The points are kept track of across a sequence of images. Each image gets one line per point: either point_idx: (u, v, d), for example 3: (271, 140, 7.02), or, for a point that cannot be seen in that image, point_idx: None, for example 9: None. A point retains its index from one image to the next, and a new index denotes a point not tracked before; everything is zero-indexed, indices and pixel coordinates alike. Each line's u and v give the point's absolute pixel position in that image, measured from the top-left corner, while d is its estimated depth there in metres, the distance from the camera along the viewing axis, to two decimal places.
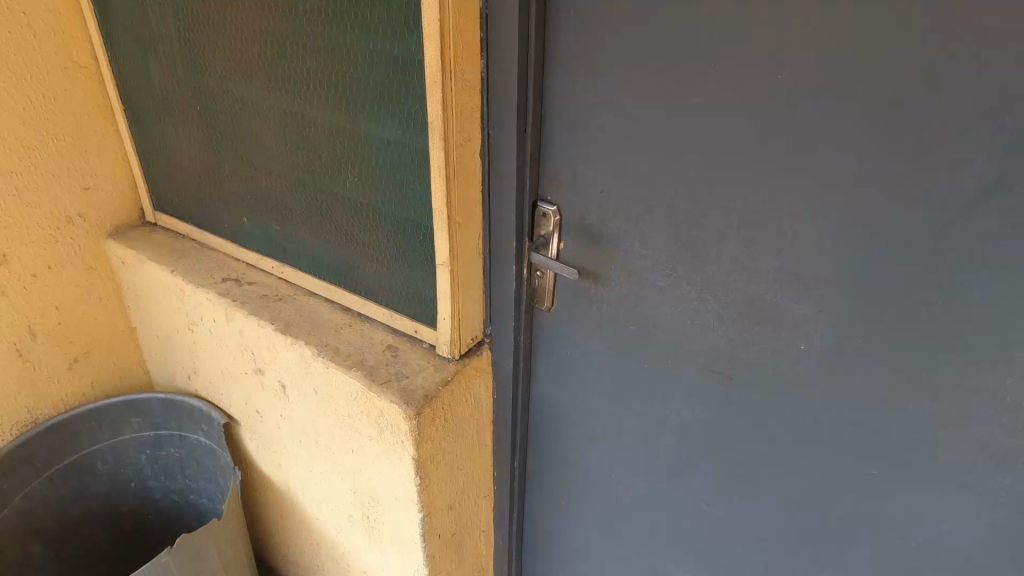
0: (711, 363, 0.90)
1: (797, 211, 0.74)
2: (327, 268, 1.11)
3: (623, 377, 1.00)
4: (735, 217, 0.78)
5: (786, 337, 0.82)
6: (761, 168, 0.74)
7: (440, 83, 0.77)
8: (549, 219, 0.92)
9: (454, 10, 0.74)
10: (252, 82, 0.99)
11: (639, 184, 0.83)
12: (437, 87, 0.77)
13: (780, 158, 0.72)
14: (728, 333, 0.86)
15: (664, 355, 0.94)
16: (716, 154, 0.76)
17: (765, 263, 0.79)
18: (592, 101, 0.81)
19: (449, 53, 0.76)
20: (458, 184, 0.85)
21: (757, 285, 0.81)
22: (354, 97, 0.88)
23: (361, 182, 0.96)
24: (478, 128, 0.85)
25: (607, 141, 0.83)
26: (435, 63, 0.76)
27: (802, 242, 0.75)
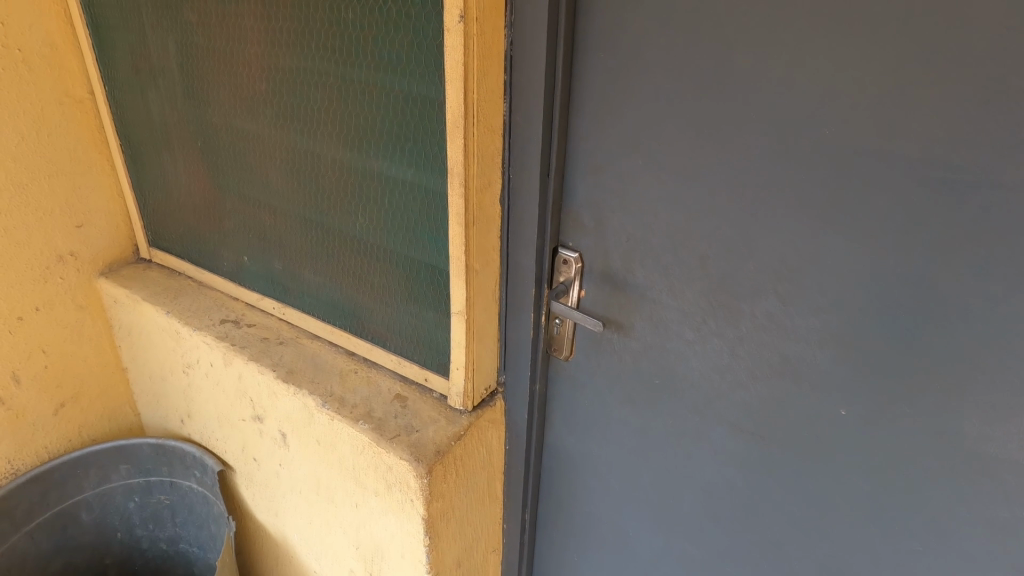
0: (742, 422, 0.85)
1: (839, 270, 0.70)
2: (333, 309, 1.06)
3: (646, 432, 0.95)
4: (770, 270, 0.75)
5: (824, 399, 0.77)
6: (800, 222, 0.70)
7: (463, 127, 0.72)
8: (570, 265, 0.87)
9: (478, 52, 0.70)
10: (257, 117, 0.94)
11: (668, 234, 0.79)
12: (458, 131, 0.73)
13: (821, 214, 0.69)
14: (760, 390, 0.82)
15: (691, 412, 0.89)
16: (752, 207, 0.73)
17: (802, 319, 0.75)
18: (621, 148, 0.78)
19: (472, 96, 0.72)
20: (477, 231, 0.80)
21: (794, 345, 0.77)
22: (367, 137, 0.84)
23: (372, 225, 0.92)
24: (499, 172, 0.81)
25: (635, 188, 0.79)
26: (457, 107, 0.71)
27: (844, 300, 0.71)
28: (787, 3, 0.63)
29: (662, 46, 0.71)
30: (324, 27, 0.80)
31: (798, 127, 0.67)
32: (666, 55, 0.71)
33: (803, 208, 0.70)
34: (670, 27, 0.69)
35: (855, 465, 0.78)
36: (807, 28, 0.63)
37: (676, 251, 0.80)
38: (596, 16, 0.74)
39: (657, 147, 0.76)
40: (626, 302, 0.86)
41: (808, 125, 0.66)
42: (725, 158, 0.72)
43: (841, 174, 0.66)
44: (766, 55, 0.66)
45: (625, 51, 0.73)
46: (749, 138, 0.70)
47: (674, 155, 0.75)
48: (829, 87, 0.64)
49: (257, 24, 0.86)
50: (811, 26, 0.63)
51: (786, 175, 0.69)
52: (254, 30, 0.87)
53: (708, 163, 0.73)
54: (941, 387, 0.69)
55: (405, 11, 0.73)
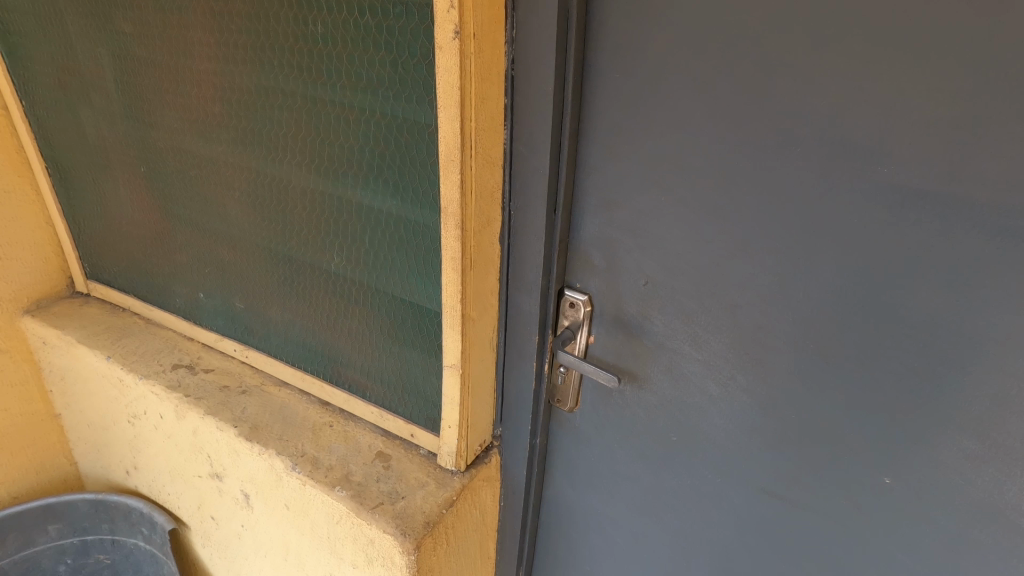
0: (769, 483, 0.76)
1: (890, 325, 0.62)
2: (304, 353, 0.93)
3: (658, 490, 0.85)
4: (810, 322, 0.66)
5: (864, 464, 0.69)
6: (848, 271, 0.62)
7: (459, 161, 0.61)
8: (577, 309, 0.77)
9: (478, 73, 0.59)
10: (210, 139, 0.81)
11: (693, 278, 0.70)
12: (454, 167, 0.61)
13: (872, 263, 0.60)
14: (792, 450, 0.73)
15: (711, 471, 0.80)
16: (791, 252, 0.64)
17: (845, 378, 0.66)
18: (639, 182, 0.68)
19: (472, 125, 0.60)
20: (475, 276, 0.69)
21: (833, 404, 0.68)
22: (343, 165, 0.72)
23: (350, 265, 0.80)
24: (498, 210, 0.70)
25: (655, 227, 0.69)
26: (453, 139, 0.60)
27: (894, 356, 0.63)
28: (840, 25, 0.54)
29: (689, 69, 0.61)
30: (289, 41, 0.68)
31: (850, 166, 0.58)
32: (694, 81, 0.61)
33: (852, 255, 0.61)
34: (699, 48, 0.60)
35: (898, 536, 0.70)
36: (863, 54, 0.54)
37: (700, 297, 0.70)
38: (611, 32, 0.63)
39: (682, 183, 0.66)
40: (639, 351, 0.77)
41: (861, 163, 0.57)
42: (761, 197, 0.63)
43: (898, 219, 0.58)
44: (813, 83, 0.57)
45: (646, 73, 0.63)
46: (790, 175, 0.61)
47: (701, 192, 0.65)
48: (887, 121, 0.55)
49: (209, 35, 0.73)
50: (868, 52, 0.54)
51: (833, 218, 0.60)
52: (203, 39, 0.74)
53: (741, 202, 0.64)
54: (1006, 460, 0.61)
55: (385, 25, 0.61)
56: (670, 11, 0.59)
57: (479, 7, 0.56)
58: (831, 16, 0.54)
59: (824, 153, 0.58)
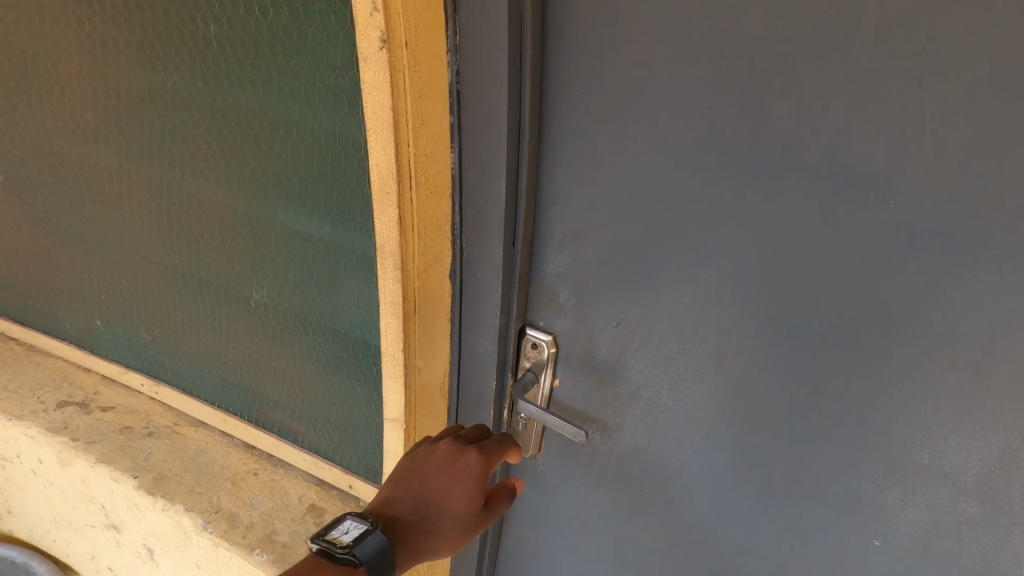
0: (755, 545, 0.66)
1: (896, 383, 0.52)
2: (224, 392, 0.80)
3: (626, 547, 0.75)
4: (802, 375, 0.57)
5: (859, 531, 0.59)
6: (849, 327, 0.53)
7: (397, 194, 0.50)
8: (540, 350, 0.67)
9: (414, 89, 0.47)
10: (94, 146, 0.67)
11: (671, 322, 0.60)
12: (390, 200, 0.50)
13: (878, 315, 0.51)
14: (777, 514, 0.63)
15: (686, 530, 0.69)
16: (784, 297, 0.54)
17: (842, 441, 0.57)
18: (610, 210, 0.57)
19: (411, 152, 0.49)
20: (421, 322, 0.58)
21: (824, 466, 0.59)
22: (255, 184, 0.59)
23: (271, 298, 0.67)
24: (447, 245, 0.59)
25: (628, 262, 0.59)
26: (389, 169, 0.49)
27: (898, 428, 0.54)
28: (851, 36, 0.44)
29: (669, 79, 0.50)
30: (180, 38, 0.55)
31: (858, 206, 0.48)
32: (674, 94, 0.51)
33: (857, 308, 0.52)
34: (680, 54, 0.49)
35: None
36: (877, 73, 0.44)
37: (679, 344, 0.61)
38: (576, 31, 0.52)
39: (660, 214, 0.56)
40: (608, 398, 0.67)
41: (872, 203, 0.48)
42: (753, 237, 0.53)
43: (913, 271, 0.48)
44: (816, 105, 0.47)
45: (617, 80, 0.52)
46: (786, 212, 0.51)
47: (682, 226, 0.55)
48: (903, 156, 0.46)
49: (87, 26, 0.60)
50: (883, 70, 0.44)
51: (836, 264, 0.51)
52: (77, 29, 0.61)
53: (728, 239, 0.54)
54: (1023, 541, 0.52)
55: (297, 26, 0.49)
56: (646, 8, 0.49)
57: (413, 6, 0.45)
58: (840, 24, 0.44)
59: (826, 189, 0.49)
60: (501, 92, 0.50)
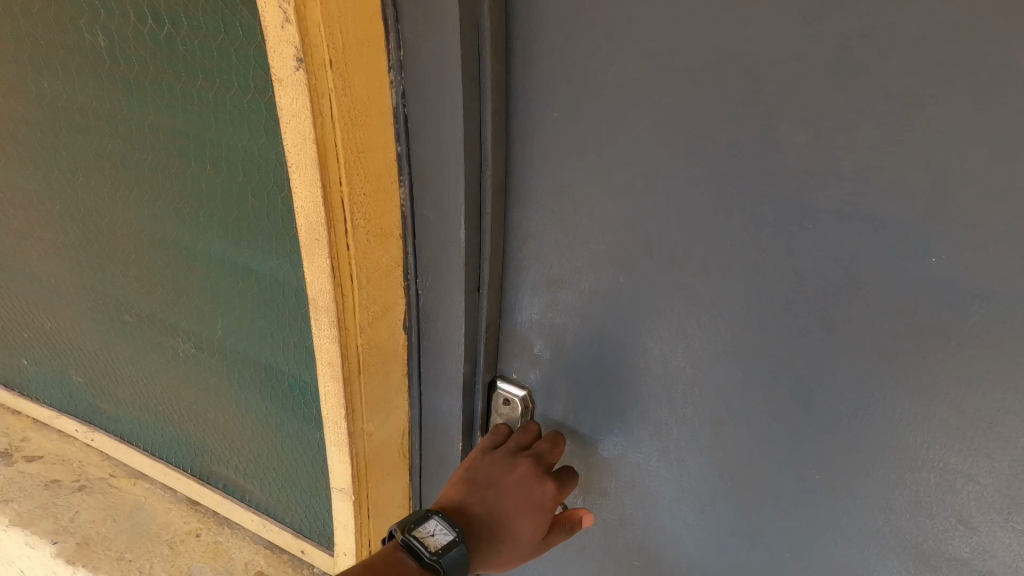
0: None
1: (934, 468, 0.43)
2: (160, 443, 0.71)
3: None
4: (817, 452, 0.47)
5: None
6: (875, 404, 0.43)
7: (327, 242, 0.41)
8: (512, 408, 0.57)
9: (343, 116, 0.38)
10: (6, 174, 0.60)
11: (661, 383, 0.51)
12: (320, 249, 0.41)
13: (913, 390, 0.41)
14: None
15: None
16: (795, 360, 0.45)
17: (867, 528, 0.48)
18: (590, 250, 0.48)
19: (343, 192, 0.40)
20: (368, 383, 0.49)
21: (844, 554, 0.49)
22: (172, 220, 0.51)
23: (200, 348, 0.58)
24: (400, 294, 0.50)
25: (612, 310, 0.50)
26: (315, 212, 0.40)
27: (932, 518, 0.45)
28: (883, 51, 0.34)
29: (654, 101, 0.41)
30: (76, 55, 0.47)
31: (889, 261, 0.39)
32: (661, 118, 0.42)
33: (884, 382, 0.42)
34: (668, 69, 0.40)
35: None
36: (917, 96, 0.35)
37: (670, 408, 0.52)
38: (544, 38, 0.43)
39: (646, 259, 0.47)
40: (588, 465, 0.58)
41: (908, 258, 0.38)
42: (757, 290, 0.44)
43: (957, 343, 0.39)
44: (837, 136, 0.37)
45: (594, 102, 0.43)
46: (798, 264, 0.42)
47: (673, 274, 0.46)
48: (949, 197, 0.36)
49: None
50: (924, 94, 0.34)
51: (859, 329, 0.41)
52: None
53: (729, 289, 0.45)
54: None
55: (199, 38, 0.40)
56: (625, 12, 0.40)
57: (336, 16, 0.36)
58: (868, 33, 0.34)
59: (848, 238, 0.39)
60: (453, 113, 0.41)
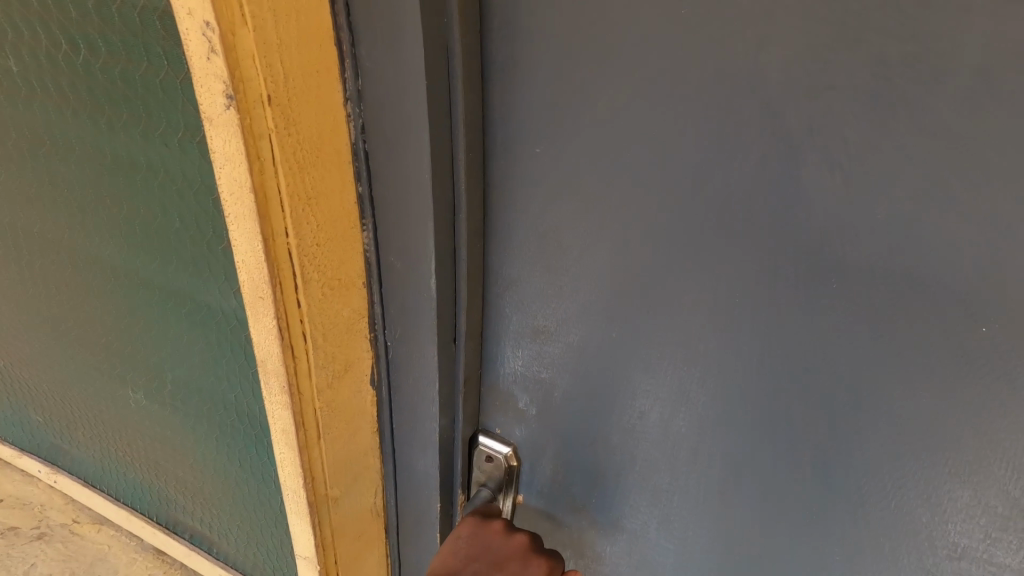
0: None
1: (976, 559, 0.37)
2: (123, 489, 0.66)
3: None
4: (838, 533, 0.41)
5: None
6: (907, 486, 0.37)
7: (273, 301, 0.36)
8: (495, 464, 0.51)
9: (286, 160, 0.33)
10: None
11: (660, 448, 0.45)
12: (266, 307, 0.36)
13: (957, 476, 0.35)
14: None
15: None
16: (817, 433, 0.39)
17: None
18: (580, 301, 0.43)
19: (289, 245, 0.35)
20: (330, 447, 0.44)
21: None
22: (112, 263, 0.46)
23: (153, 399, 0.53)
24: (366, 347, 0.44)
25: (604, 366, 0.44)
26: (258, 268, 0.35)
27: None
28: (928, 85, 0.28)
29: (653, 139, 0.35)
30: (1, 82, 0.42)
31: (929, 331, 0.33)
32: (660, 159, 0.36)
33: (918, 464, 0.36)
34: (667, 100, 0.34)
35: None
36: (970, 143, 0.29)
37: (671, 476, 0.46)
38: (523, 65, 0.37)
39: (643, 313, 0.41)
40: (581, 531, 0.52)
41: (951, 329, 0.32)
42: (771, 355, 0.38)
43: (1009, 427, 0.33)
44: (870, 185, 0.31)
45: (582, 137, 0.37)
46: (819, 327, 0.36)
47: (675, 332, 0.41)
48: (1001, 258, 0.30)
49: None
50: (979, 141, 0.28)
51: (890, 404, 0.36)
52: None
53: (737, 350, 0.39)
54: None
55: (121, 67, 0.35)
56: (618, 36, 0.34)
57: (271, 47, 0.30)
58: (912, 67, 0.28)
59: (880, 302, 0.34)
60: (422, 150, 0.36)
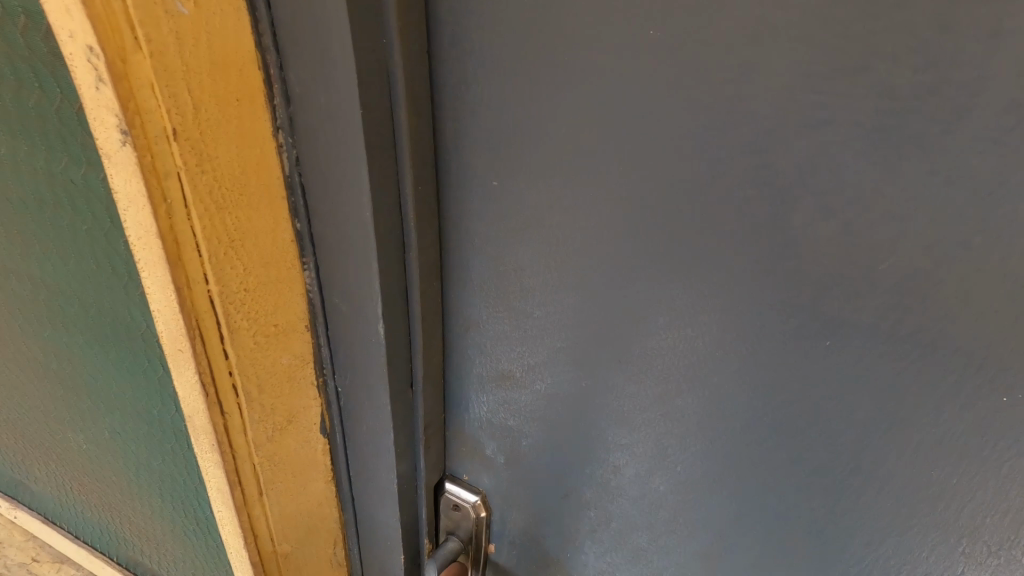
0: None
1: None
2: (80, 527, 0.63)
3: None
4: None
5: None
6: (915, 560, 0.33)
7: (192, 353, 0.32)
8: (464, 513, 0.47)
9: (199, 201, 0.29)
10: None
11: (638, 505, 0.41)
12: (186, 361, 0.33)
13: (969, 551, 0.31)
14: None
15: None
16: (811, 500, 0.34)
17: None
18: (549, 345, 0.38)
19: (209, 293, 0.31)
20: (274, 503, 0.40)
21: None
22: (37, 302, 0.42)
23: (96, 443, 0.49)
24: (313, 395, 0.40)
25: (578, 416, 0.40)
26: (174, 318, 0.31)
27: None
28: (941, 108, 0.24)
29: (621, 165, 0.31)
30: None
31: (939, 393, 0.28)
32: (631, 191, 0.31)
33: (929, 539, 0.32)
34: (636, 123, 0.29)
35: None
36: (988, 181, 0.24)
37: (651, 537, 0.41)
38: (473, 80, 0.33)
39: (616, 360, 0.37)
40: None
41: (966, 391, 0.28)
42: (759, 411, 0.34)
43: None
44: (869, 226, 0.27)
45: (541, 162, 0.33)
46: (812, 383, 0.31)
47: (651, 381, 0.36)
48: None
49: None
50: (1000, 178, 0.24)
51: (896, 472, 0.31)
52: None
53: (723, 406, 0.35)
54: None
55: (17, 93, 0.31)
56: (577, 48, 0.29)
57: (174, 75, 0.26)
58: (919, 91, 0.24)
59: (883, 359, 0.29)
60: (360, 181, 0.32)
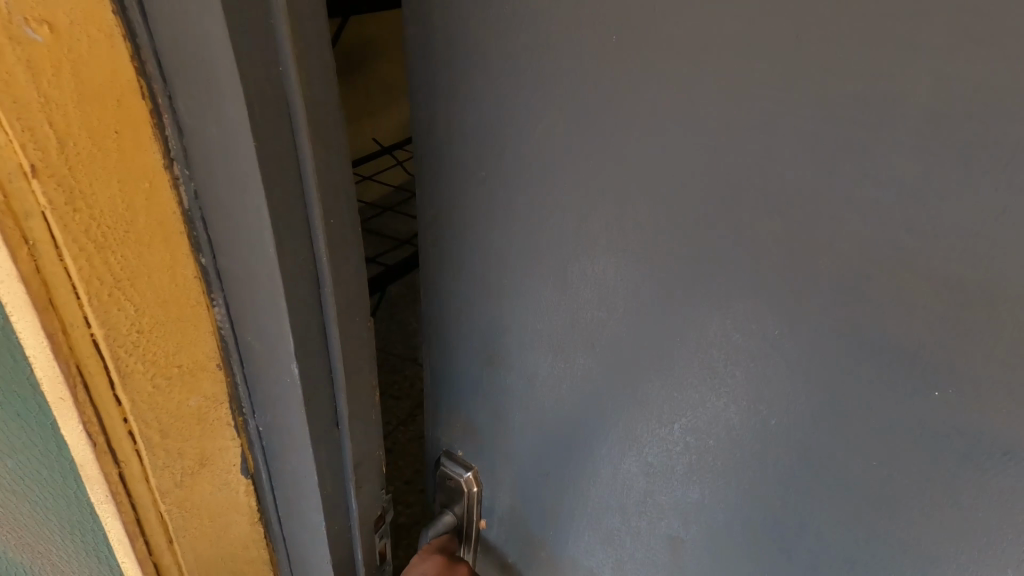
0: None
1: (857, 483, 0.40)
2: None
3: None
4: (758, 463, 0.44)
5: None
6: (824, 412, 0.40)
7: (54, 350, 0.37)
8: (462, 481, 0.64)
9: (62, 218, 0.34)
10: None
11: (613, 492, 0.53)
12: (60, 356, 0.37)
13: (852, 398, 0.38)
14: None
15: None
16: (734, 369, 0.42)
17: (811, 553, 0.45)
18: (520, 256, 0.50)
19: (96, 340, 0.38)
20: (165, 494, 0.44)
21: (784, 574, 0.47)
22: None
23: None
24: (230, 436, 0.45)
25: (557, 310, 0.50)
26: (37, 321, 0.36)
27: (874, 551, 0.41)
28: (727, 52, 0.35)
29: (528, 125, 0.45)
30: None
31: (890, 398, 0.37)
32: (580, 236, 0.45)
33: (831, 395, 0.39)
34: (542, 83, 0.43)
35: None
36: (830, 87, 0.32)
37: (700, 527, 0.49)
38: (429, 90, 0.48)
39: (662, 383, 0.46)
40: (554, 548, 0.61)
41: (909, 391, 0.36)
42: (826, 416, 0.40)
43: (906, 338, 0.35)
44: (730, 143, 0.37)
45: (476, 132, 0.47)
46: (841, 407, 0.39)
47: (692, 406, 0.45)
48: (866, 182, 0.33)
49: None
50: (908, 226, 0.33)
51: (868, 473, 0.39)
52: None
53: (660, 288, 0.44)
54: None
55: None
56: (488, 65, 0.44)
57: (31, 108, 0.32)
58: (722, 57, 0.35)
59: (833, 383, 0.39)
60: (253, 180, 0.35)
